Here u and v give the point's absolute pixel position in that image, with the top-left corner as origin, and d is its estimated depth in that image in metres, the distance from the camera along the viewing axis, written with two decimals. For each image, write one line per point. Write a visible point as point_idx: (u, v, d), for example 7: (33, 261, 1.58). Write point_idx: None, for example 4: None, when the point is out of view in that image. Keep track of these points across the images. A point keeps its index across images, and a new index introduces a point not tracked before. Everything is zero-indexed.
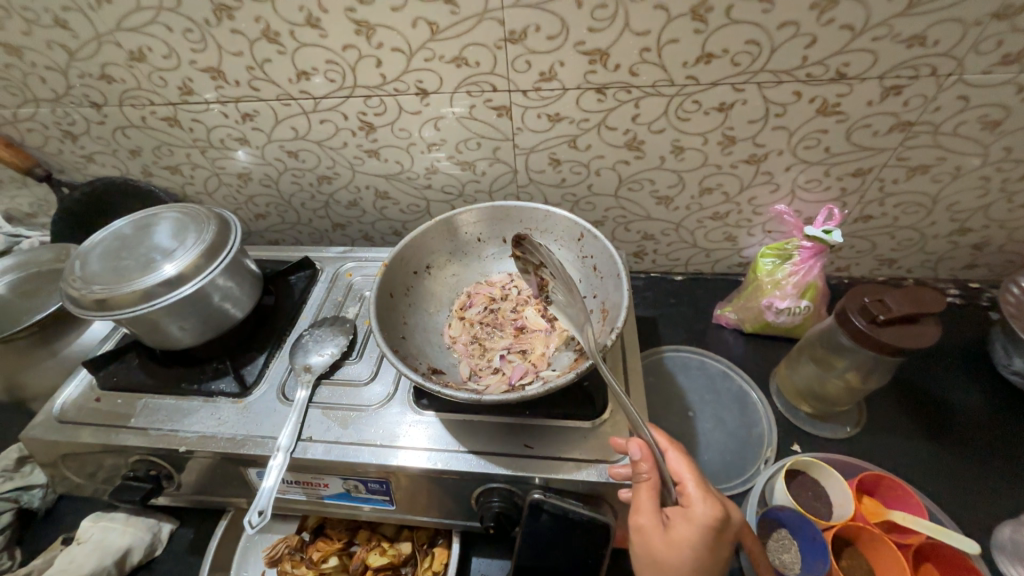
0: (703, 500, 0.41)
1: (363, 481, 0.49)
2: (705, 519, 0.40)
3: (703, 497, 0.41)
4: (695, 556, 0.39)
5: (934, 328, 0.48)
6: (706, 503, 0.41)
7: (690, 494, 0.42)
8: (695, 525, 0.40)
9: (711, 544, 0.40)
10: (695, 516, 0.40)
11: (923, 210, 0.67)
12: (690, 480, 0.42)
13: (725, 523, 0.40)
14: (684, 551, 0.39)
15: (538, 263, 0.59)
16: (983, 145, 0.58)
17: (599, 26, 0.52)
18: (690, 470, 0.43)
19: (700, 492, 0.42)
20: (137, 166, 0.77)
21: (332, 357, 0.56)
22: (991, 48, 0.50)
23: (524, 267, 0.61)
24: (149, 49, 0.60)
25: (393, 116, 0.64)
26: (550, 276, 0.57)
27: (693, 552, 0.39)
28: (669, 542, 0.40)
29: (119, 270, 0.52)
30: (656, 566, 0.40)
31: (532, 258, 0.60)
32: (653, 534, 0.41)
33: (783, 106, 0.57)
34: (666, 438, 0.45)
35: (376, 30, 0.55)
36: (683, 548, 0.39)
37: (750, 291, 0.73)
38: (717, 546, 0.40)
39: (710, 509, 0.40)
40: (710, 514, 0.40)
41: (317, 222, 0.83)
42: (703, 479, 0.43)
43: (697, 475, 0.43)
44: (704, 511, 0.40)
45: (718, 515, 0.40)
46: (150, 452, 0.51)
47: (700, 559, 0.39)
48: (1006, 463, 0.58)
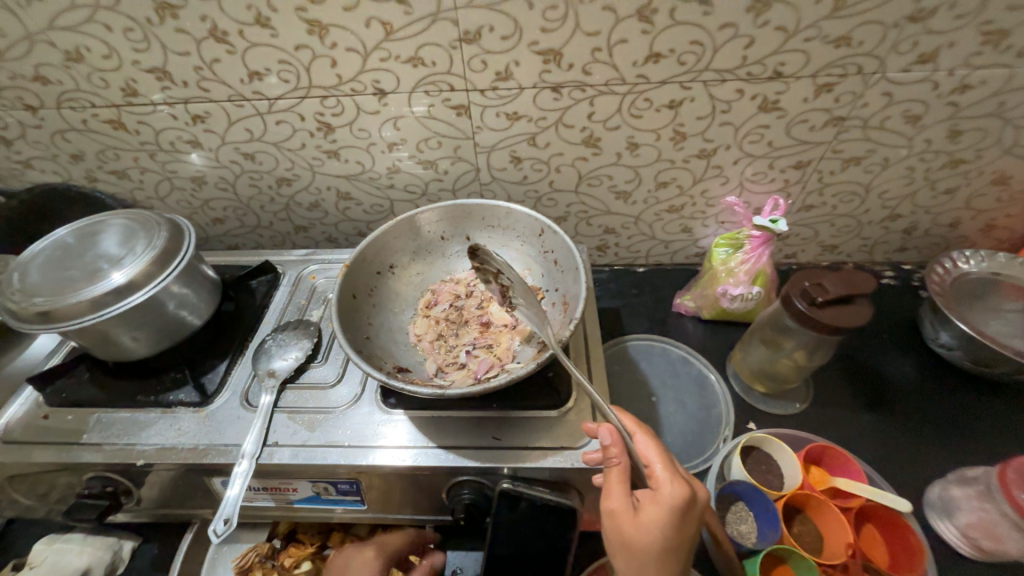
0: (671, 480, 0.42)
1: (333, 483, 0.49)
2: (673, 500, 0.40)
3: (670, 479, 0.42)
4: (663, 535, 0.40)
5: (865, 307, 0.53)
6: (672, 483, 0.41)
7: (659, 476, 0.42)
8: (663, 506, 0.40)
9: (679, 523, 0.40)
10: (663, 497, 0.41)
11: (858, 199, 0.72)
12: (658, 462, 0.43)
13: (692, 503, 0.41)
14: (653, 531, 0.40)
15: (496, 272, 0.58)
16: (907, 137, 0.63)
17: (551, 26, 0.53)
18: (658, 452, 0.44)
19: (667, 473, 0.42)
20: (80, 172, 0.73)
21: (296, 361, 0.56)
22: (909, 49, 0.54)
23: (484, 274, 0.61)
24: (87, 49, 0.57)
25: (352, 116, 0.63)
26: (509, 282, 0.57)
27: (662, 532, 0.40)
28: (639, 523, 0.41)
29: (63, 280, 0.49)
30: (628, 546, 0.41)
31: (490, 267, 0.59)
32: (624, 517, 0.41)
33: (727, 103, 0.60)
34: (636, 424, 0.46)
35: (329, 30, 0.55)
36: (652, 528, 0.40)
37: (706, 279, 0.76)
38: (684, 525, 0.41)
39: (677, 488, 0.41)
40: (676, 495, 0.41)
41: (278, 225, 0.81)
42: (669, 459, 0.43)
43: (664, 457, 0.43)
44: (672, 491, 0.41)
45: (685, 495, 0.41)
46: (105, 468, 0.49)
47: (669, 538, 0.40)
48: (935, 428, 0.64)
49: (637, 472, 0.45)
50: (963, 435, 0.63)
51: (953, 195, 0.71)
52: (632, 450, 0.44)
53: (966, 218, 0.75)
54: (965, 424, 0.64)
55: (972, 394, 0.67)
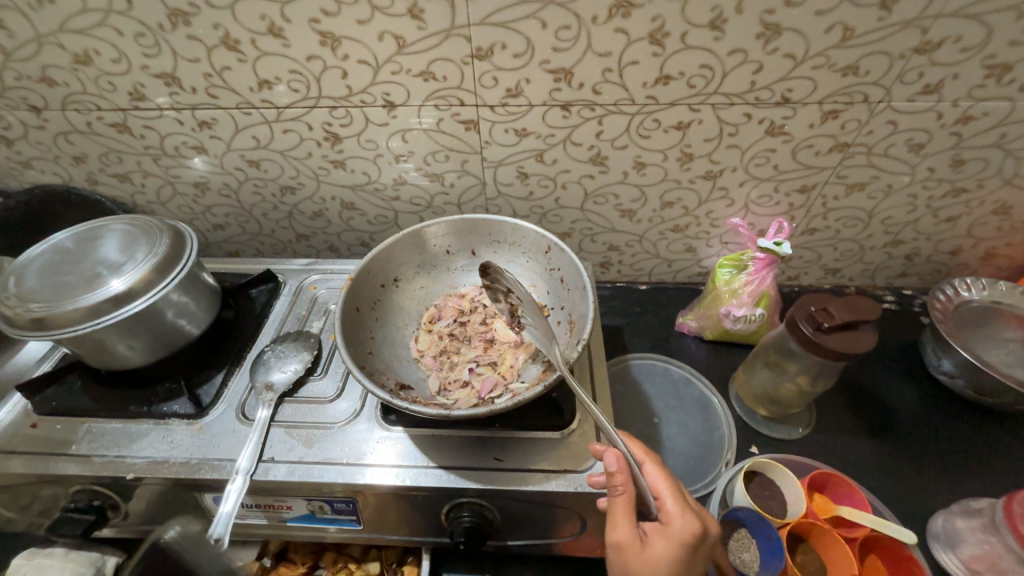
0: (682, 514, 0.41)
1: (329, 501, 0.48)
2: (684, 535, 0.40)
3: (681, 512, 0.41)
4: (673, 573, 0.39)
5: (870, 333, 0.53)
6: (685, 518, 0.41)
7: (669, 509, 0.41)
8: (676, 541, 0.40)
9: (689, 560, 0.40)
10: (674, 532, 0.40)
11: (861, 224, 0.73)
12: (669, 494, 0.42)
13: (704, 540, 0.41)
14: (663, 567, 0.39)
15: (506, 290, 0.58)
16: (910, 165, 0.64)
17: (564, 46, 0.54)
18: (670, 484, 0.43)
19: (680, 506, 0.42)
20: (81, 174, 0.73)
21: (295, 373, 0.54)
22: (914, 79, 0.55)
23: (493, 294, 0.60)
24: (96, 52, 0.57)
25: (360, 127, 0.63)
26: (518, 301, 0.56)
27: (670, 568, 0.39)
28: (647, 557, 0.40)
29: (60, 286, 0.48)
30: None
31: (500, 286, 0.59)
32: (630, 550, 0.40)
33: (735, 126, 0.61)
34: (646, 452, 0.46)
35: (341, 42, 0.55)
36: (661, 564, 0.39)
37: (709, 299, 0.76)
38: (695, 562, 0.40)
39: (691, 524, 0.40)
40: (687, 529, 0.40)
41: (280, 233, 0.80)
42: (680, 491, 0.43)
43: (676, 490, 0.43)
44: (683, 526, 0.40)
45: (696, 529, 0.40)
46: (93, 481, 0.47)
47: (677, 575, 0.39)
48: (938, 458, 0.63)
49: (643, 503, 0.44)
50: (967, 465, 0.62)
51: (954, 223, 0.72)
52: (641, 480, 0.43)
53: (967, 246, 0.75)
54: (968, 453, 0.63)
55: (973, 423, 0.67)
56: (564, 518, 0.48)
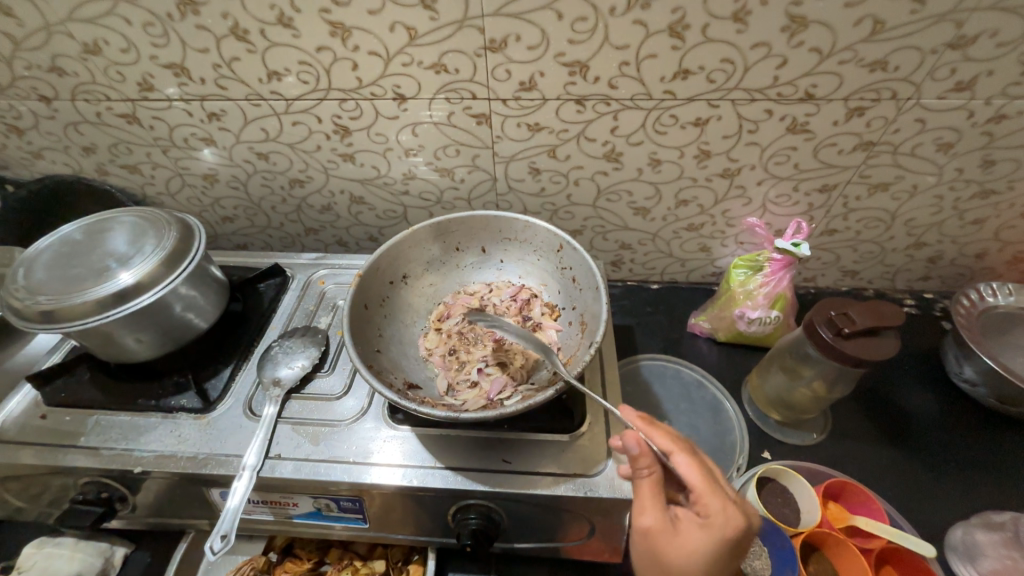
0: (717, 505, 0.38)
1: (335, 499, 0.47)
2: (717, 525, 0.38)
3: (716, 503, 0.38)
4: (707, 563, 0.38)
5: (892, 340, 0.51)
6: (724, 510, 0.38)
7: (704, 500, 0.38)
8: (712, 533, 0.38)
9: (726, 550, 0.38)
10: (713, 526, 0.38)
11: (883, 225, 0.71)
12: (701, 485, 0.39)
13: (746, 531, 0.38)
14: (697, 557, 0.38)
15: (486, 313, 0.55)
16: (937, 165, 0.62)
17: (580, 38, 0.52)
18: (704, 472, 0.40)
19: (717, 498, 0.38)
20: (92, 165, 0.72)
21: (302, 370, 0.54)
22: (946, 75, 0.53)
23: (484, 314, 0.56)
24: (105, 42, 0.57)
25: (370, 120, 0.62)
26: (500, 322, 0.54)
27: (704, 557, 0.38)
28: (679, 545, 0.38)
29: (68, 278, 0.48)
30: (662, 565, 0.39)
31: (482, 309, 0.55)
32: (660, 536, 0.39)
33: (755, 123, 0.59)
34: (673, 439, 0.42)
35: (352, 33, 0.53)
36: (693, 553, 0.38)
37: (723, 300, 0.74)
38: (733, 552, 0.38)
39: (731, 515, 0.38)
40: (722, 520, 0.38)
41: (289, 227, 0.80)
42: (715, 479, 0.40)
43: (710, 479, 0.40)
44: (717, 516, 0.38)
45: (732, 521, 0.37)
46: (101, 473, 0.47)
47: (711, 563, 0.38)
48: (958, 468, 0.61)
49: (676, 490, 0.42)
50: (987, 476, 0.60)
51: (981, 226, 0.69)
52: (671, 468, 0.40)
53: (993, 249, 0.73)
54: (988, 464, 0.62)
55: (996, 433, 0.65)
56: (573, 522, 0.47)
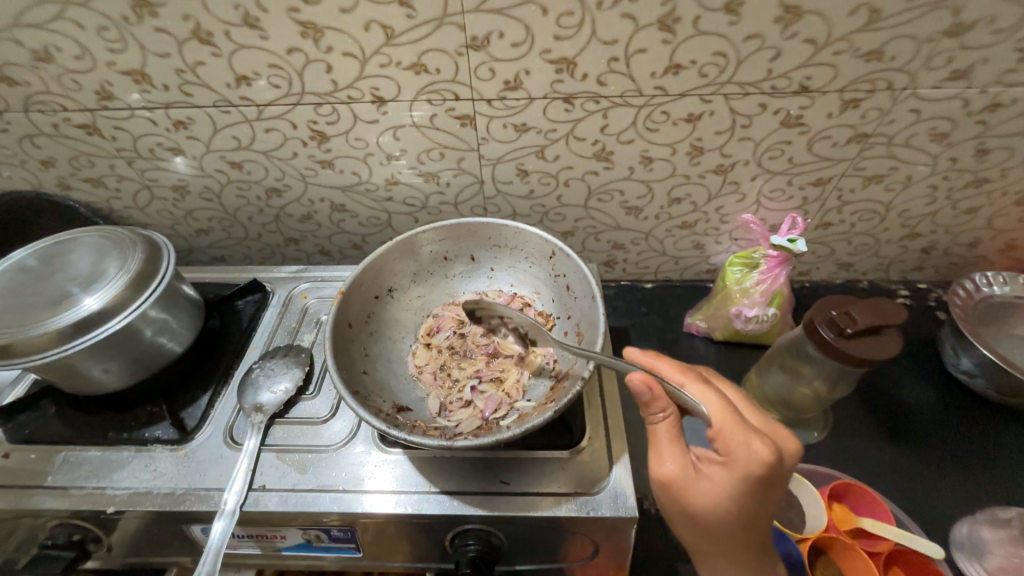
0: (742, 442, 0.37)
1: (325, 530, 0.45)
2: (742, 464, 0.37)
3: (740, 440, 0.37)
4: (733, 499, 0.38)
5: (894, 338, 0.50)
6: (742, 445, 0.37)
7: (727, 438, 0.38)
8: (734, 470, 0.37)
9: (755, 488, 0.37)
10: (737, 464, 0.37)
11: (877, 217, 0.70)
12: (717, 421, 0.38)
13: (774, 466, 0.37)
14: (721, 493, 0.38)
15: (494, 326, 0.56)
16: (932, 155, 0.61)
17: (566, 34, 0.50)
18: (721, 409, 0.39)
19: (735, 433, 0.37)
20: (52, 179, 0.68)
21: (286, 394, 0.51)
22: (942, 64, 0.51)
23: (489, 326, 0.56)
24: (56, 48, 0.52)
25: (348, 125, 0.59)
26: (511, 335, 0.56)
27: (729, 494, 0.38)
28: (703, 483, 0.39)
29: (26, 308, 0.45)
30: (690, 506, 0.40)
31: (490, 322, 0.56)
32: (684, 480, 0.39)
33: (748, 117, 0.57)
34: (686, 377, 0.41)
35: (323, 33, 0.50)
36: (717, 490, 0.38)
37: (719, 299, 0.73)
38: (762, 489, 0.37)
39: (751, 450, 0.37)
40: (747, 459, 0.37)
41: (268, 237, 0.76)
42: (733, 415, 0.38)
43: (728, 414, 0.38)
44: (742, 454, 0.37)
45: (762, 458, 0.36)
46: (71, 515, 0.44)
47: (738, 500, 0.38)
48: (959, 462, 0.61)
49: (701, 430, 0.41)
50: (987, 467, 0.60)
51: (974, 215, 0.69)
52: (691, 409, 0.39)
53: (986, 238, 0.72)
54: (987, 455, 0.61)
55: (994, 423, 0.64)
56: (576, 542, 0.45)
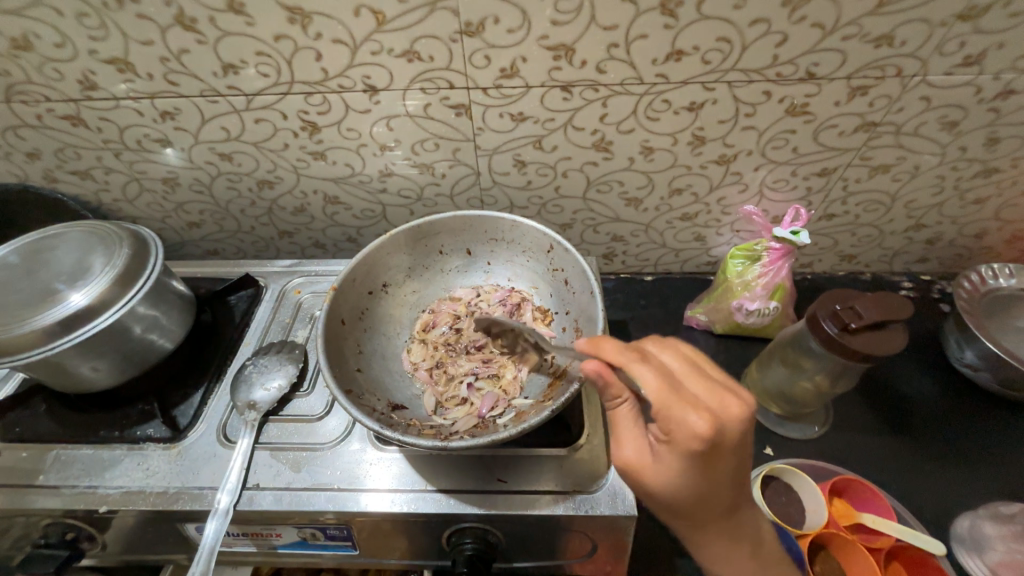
0: (678, 417, 0.34)
1: (321, 528, 0.44)
2: (680, 440, 0.34)
3: (676, 416, 0.34)
4: (686, 476, 0.36)
5: (900, 333, 0.49)
6: (679, 420, 0.34)
7: (663, 414, 0.35)
8: (676, 446, 0.35)
9: (700, 462, 0.35)
10: (676, 441, 0.35)
11: (883, 208, 0.68)
12: (651, 400, 0.36)
13: (718, 437, 0.34)
14: (673, 471, 0.36)
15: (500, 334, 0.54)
16: (941, 145, 0.59)
17: (564, 18, 0.48)
18: (660, 382, 0.36)
19: (672, 408, 0.35)
20: (38, 172, 0.66)
21: (279, 391, 0.50)
22: (954, 50, 0.49)
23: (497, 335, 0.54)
24: (35, 35, 0.50)
25: (339, 115, 0.57)
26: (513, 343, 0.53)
27: (678, 473, 0.36)
28: (654, 465, 0.37)
29: (10, 306, 0.44)
30: (650, 488, 0.38)
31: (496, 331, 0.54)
32: (639, 462, 0.38)
33: (752, 105, 0.55)
34: (624, 352, 0.38)
35: (312, 19, 0.48)
36: (669, 467, 0.36)
37: (720, 292, 0.72)
38: (715, 461, 0.35)
39: (689, 425, 0.34)
40: (682, 433, 0.34)
41: (261, 230, 0.75)
42: (671, 387, 0.35)
43: (665, 388, 0.35)
44: (678, 431, 0.34)
45: (697, 431, 0.33)
46: (64, 514, 0.44)
47: (689, 477, 0.36)
48: (960, 457, 0.60)
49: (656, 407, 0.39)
50: (988, 461, 0.60)
51: (981, 205, 0.67)
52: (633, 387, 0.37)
53: (992, 229, 0.71)
54: (989, 449, 0.61)
55: (996, 417, 0.64)
56: (574, 539, 0.45)
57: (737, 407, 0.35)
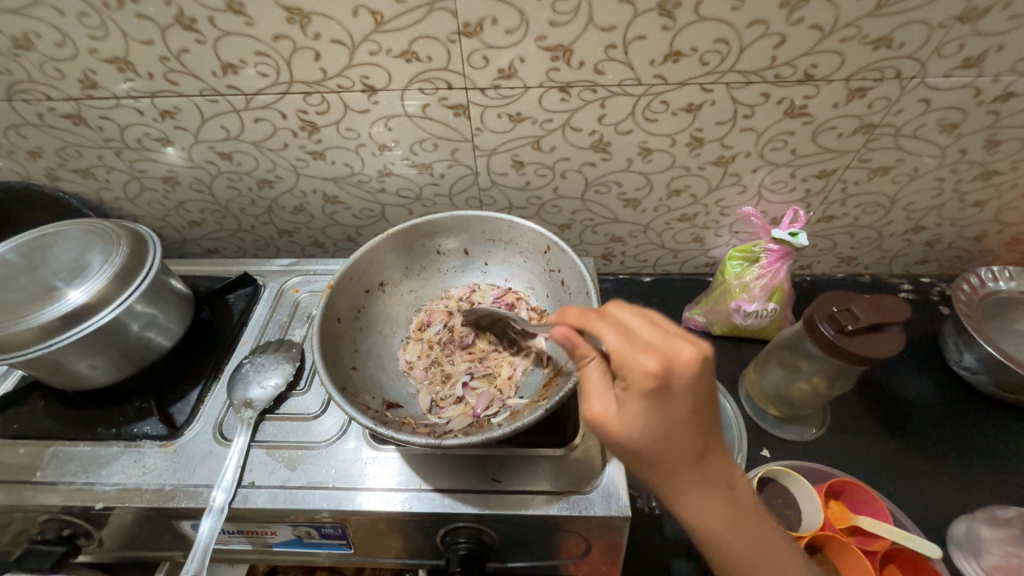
0: (634, 360, 0.34)
1: (316, 526, 0.44)
2: (638, 382, 0.34)
3: (631, 358, 0.34)
4: (650, 427, 0.35)
5: (897, 335, 0.49)
6: (632, 362, 0.34)
7: (620, 360, 0.35)
8: (636, 394, 0.35)
9: (662, 405, 0.34)
10: (635, 384, 0.34)
11: (882, 210, 0.68)
12: (608, 348, 0.36)
13: (670, 372, 0.34)
14: (637, 423, 0.35)
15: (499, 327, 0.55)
16: (940, 147, 0.59)
17: (561, 20, 0.48)
18: (614, 332, 0.37)
19: (626, 352, 0.35)
20: (40, 170, 0.67)
21: (276, 389, 0.50)
22: (954, 52, 0.49)
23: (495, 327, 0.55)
24: (36, 35, 0.51)
25: (338, 114, 0.57)
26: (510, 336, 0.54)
27: (647, 421, 0.35)
28: (621, 417, 0.36)
29: (9, 303, 0.44)
30: (618, 448, 0.37)
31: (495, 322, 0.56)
32: (609, 419, 0.36)
33: (751, 107, 0.55)
34: (584, 313, 0.40)
35: (311, 19, 0.48)
36: (633, 420, 0.35)
37: (718, 293, 0.72)
38: (675, 405, 0.34)
39: (640, 363, 0.34)
40: (639, 374, 0.34)
41: (261, 229, 0.75)
42: (625, 336, 0.36)
43: (620, 337, 0.36)
44: (634, 372, 0.34)
45: (651, 367, 0.34)
46: (61, 511, 0.44)
47: (657, 425, 0.35)
48: (959, 461, 0.60)
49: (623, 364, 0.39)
50: (986, 464, 0.60)
51: (981, 208, 0.67)
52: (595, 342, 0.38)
53: (993, 231, 0.71)
54: (987, 452, 0.61)
55: (995, 421, 0.63)
56: (568, 540, 0.45)
57: (696, 347, 0.35)
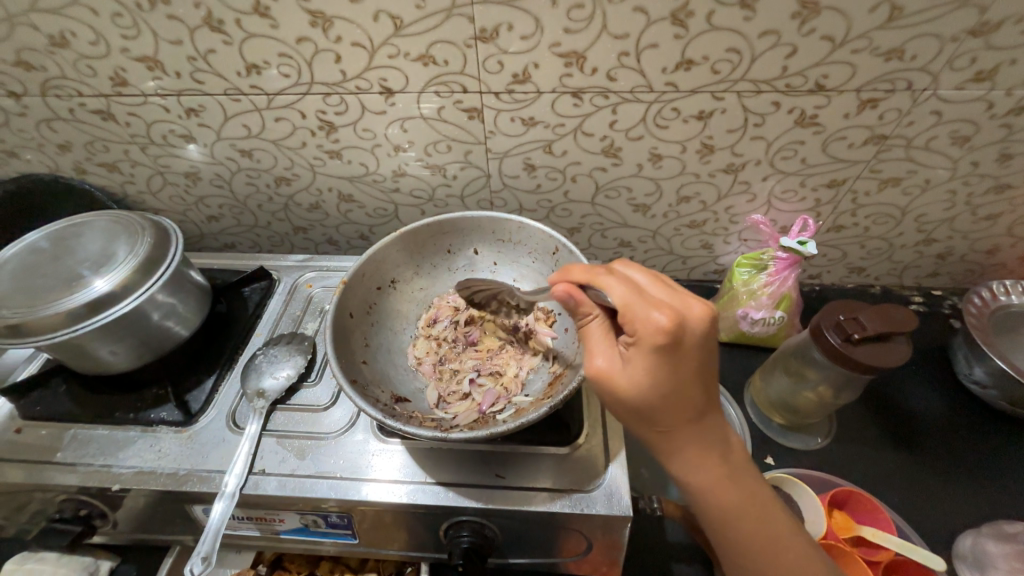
0: (644, 316, 0.35)
1: (323, 515, 0.45)
2: (648, 338, 0.35)
3: (642, 315, 0.35)
4: (654, 380, 0.36)
5: (904, 346, 0.49)
6: (642, 318, 0.35)
7: (631, 316, 0.36)
8: (643, 349, 0.36)
9: (669, 360, 0.35)
10: (645, 340, 0.35)
11: (893, 221, 0.68)
12: (618, 304, 0.37)
13: (679, 329, 0.35)
14: (645, 377, 0.36)
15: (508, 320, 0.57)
16: (952, 159, 0.59)
17: (576, 27, 0.49)
18: (622, 288, 0.38)
19: (638, 308, 0.36)
20: (68, 162, 0.69)
21: (288, 380, 0.52)
22: (966, 65, 0.49)
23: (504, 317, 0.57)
24: (72, 34, 0.53)
25: (356, 115, 0.59)
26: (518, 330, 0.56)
27: (651, 377, 0.36)
28: (628, 373, 0.37)
29: (38, 288, 0.46)
30: (618, 403, 0.38)
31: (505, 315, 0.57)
32: (613, 373, 0.37)
33: (761, 116, 0.56)
34: (590, 269, 0.41)
35: (333, 23, 0.50)
36: (639, 374, 0.36)
37: (726, 300, 0.72)
38: (681, 359, 0.36)
39: (652, 319, 0.35)
40: (650, 330, 0.35)
41: (276, 225, 0.77)
42: (636, 291, 0.37)
43: (629, 291, 0.37)
44: (644, 328, 0.35)
45: (662, 324, 0.34)
46: (79, 491, 0.45)
47: (662, 380, 0.36)
48: (967, 475, 0.59)
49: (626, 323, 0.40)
50: (994, 479, 0.59)
51: (994, 221, 0.67)
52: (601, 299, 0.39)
53: (1005, 245, 0.70)
54: (996, 467, 0.60)
55: (1004, 435, 0.63)
56: (569, 538, 0.45)
57: (703, 307, 0.36)
